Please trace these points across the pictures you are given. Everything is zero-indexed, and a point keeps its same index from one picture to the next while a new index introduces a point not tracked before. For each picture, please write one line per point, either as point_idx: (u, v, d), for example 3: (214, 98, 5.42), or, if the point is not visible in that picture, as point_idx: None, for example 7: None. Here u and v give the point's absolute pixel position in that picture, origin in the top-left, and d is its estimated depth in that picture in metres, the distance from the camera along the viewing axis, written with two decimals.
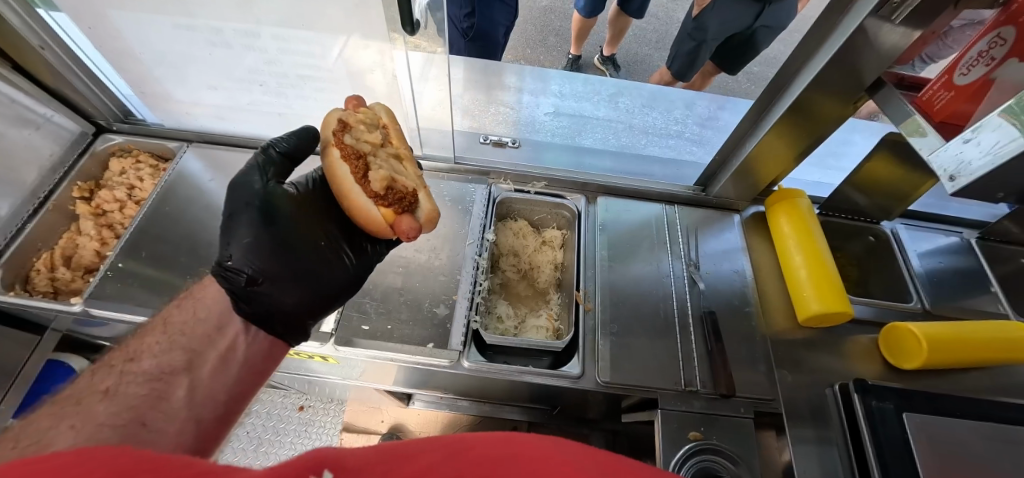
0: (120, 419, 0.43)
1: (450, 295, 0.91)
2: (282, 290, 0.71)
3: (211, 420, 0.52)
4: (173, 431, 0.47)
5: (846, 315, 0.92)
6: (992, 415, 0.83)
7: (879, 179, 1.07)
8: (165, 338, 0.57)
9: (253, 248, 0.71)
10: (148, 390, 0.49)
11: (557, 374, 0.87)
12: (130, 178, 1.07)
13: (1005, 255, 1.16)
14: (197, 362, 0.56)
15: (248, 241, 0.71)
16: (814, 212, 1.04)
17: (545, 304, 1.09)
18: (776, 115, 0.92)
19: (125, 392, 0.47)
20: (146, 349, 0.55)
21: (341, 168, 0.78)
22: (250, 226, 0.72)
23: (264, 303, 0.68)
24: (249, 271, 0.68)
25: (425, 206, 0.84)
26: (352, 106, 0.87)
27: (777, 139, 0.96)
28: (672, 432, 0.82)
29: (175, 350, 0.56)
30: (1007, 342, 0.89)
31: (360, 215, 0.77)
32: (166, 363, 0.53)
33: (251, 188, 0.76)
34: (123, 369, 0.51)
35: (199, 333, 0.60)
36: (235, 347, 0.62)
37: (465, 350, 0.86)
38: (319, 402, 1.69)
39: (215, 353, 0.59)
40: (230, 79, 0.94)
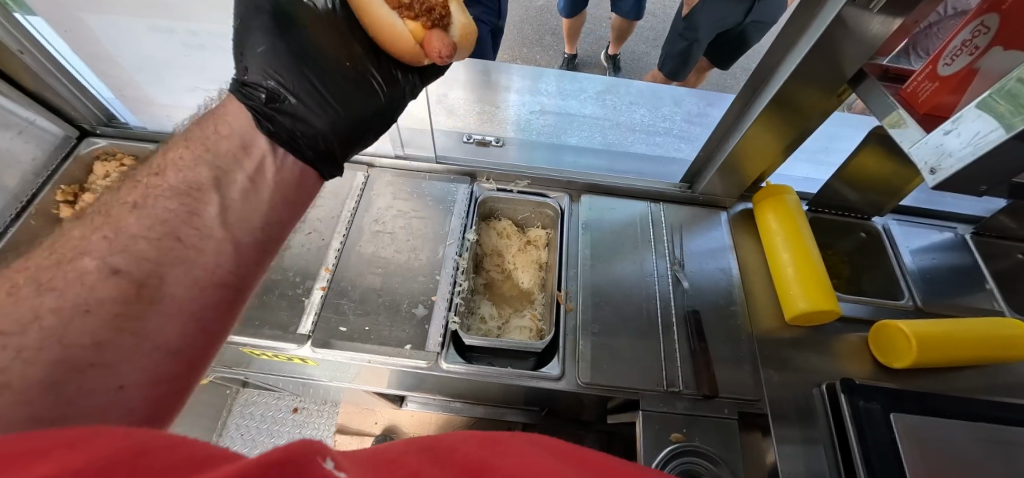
0: (154, 233, 0.48)
1: (428, 295, 0.90)
2: (302, 89, 0.67)
3: (248, 245, 0.54)
4: (209, 252, 0.51)
5: (833, 313, 0.90)
6: (982, 415, 0.81)
7: (868, 174, 1.05)
8: (190, 153, 0.55)
9: (269, 58, 0.67)
10: (178, 205, 0.51)
11: (535, 375, 0.86)
12: (113, 180, 1.07)
13: (1000, 251, 1.13)
14: (223, 180, 0.55)
15: (261, 49, 0.67)
16: (801, 209, 1.02)
17: (529, 305, 1.08)
18: (759, 109, 0.90)
19: (155, 206, 0.50)
20: (172, 164, 0.54)
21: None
22: (265, 33, 0.68)
23: (284, 110, 0.65)
24: (268, 87, 0.65)
25: (458, 19, 0.75)
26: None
27: (761, 133, 0.94)
28: (653, 433, 0.81)
29: (201, 166, 0.54)
30: (998, 339, 0.87)
31: (386, 30, 0.70)
32: (191, 179, 0.53)
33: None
34: (148, 183, 0.52)
35: (224, 150, 0.57)
36: (263, 168, 0.59)
37: (443, 351, 0.85)
38: (314, 403, 1.68)
39: (242, 174, 0.56)
40: (208, 81, 0.94)
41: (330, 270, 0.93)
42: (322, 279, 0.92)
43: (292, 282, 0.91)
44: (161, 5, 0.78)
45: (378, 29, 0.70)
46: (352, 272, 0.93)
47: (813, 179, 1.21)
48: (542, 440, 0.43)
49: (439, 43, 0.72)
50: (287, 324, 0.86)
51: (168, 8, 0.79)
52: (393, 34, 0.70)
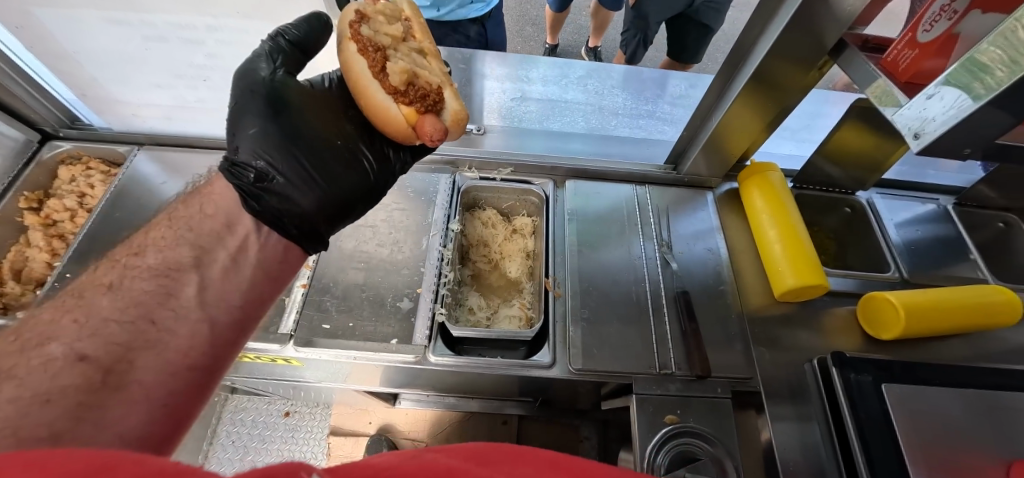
0: (128, 316, 0.49)
1: (413, 288, 0.88)
2: (289, 168, 0.68)
3: (225, 324, 0.55)
4: (184, 333, 0.51)
5: (821, 288, 0.90)
6: (971, 382, 0.81)
7: (851, 150, 1.05)
8: (171, 232, 0.58)
9: (260, 140, 0.68)
10: (156, 287, 0.52)
11: (526, 364, 0.84)
12: (80, 185, 1.03)
13: (982, 221, 1.14)
14: (205, 260, 0.57)
15: (255, 131, 0.68)
16: (786, 185, 1.02)
17: (518, 294, 1.07)
18: (740, 85, 0.89)
19: (132, 288, 0.51)
20: (153, 244, 0.57)
21: (358, 64, 0.66)
22: (258, 115, 0.69)
23: (270, 191, 0.66)
24: (257, 167, 0.66)
25: (452, 105, 0.70)
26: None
27: (743, 112, 0.94)
28: (648, 417, 0.80)
29: (182, 245, 0.57)
30: (982, 305, 0.88)
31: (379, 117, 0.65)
32: (172, 259, 0.55)
33: (258, 76, 0.72)
34: (127, 264, 0.54)
35: (207, 230, 0.60)
36: (246, 245, 0.62)
37: (430, 344, 0.83)
38: (305, 406, 1.65)
39: (224, 252, 0.59)
40: (173, 76, 0.90)
41: (310, 267, 0.90)
42: (303, 276, 0.89)
43: None
44: None
45: (371, 112, 0.66)
46: (334, 267, 0.90)
47: (797, 156, 1.20)
48: (508, 447, 0.42)
49: (432, 130, 0.67)
50: (268, 325, 0.83)
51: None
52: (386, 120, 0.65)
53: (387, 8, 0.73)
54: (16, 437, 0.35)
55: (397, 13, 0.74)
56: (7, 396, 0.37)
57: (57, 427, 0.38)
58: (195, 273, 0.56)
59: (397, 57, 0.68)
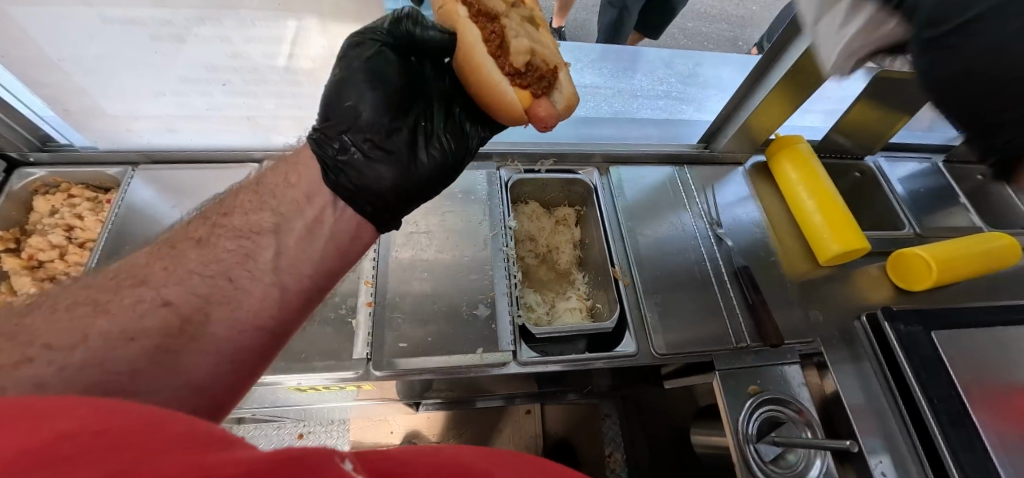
0: (209, 270, 0.43)
1: (486, 293, 0.84)
2: (376, 148, 0.58)
3: (298, 293, 0.47)
4: (258, 297, 0.44)
5: (863, 250, 0.96)
6: (995, 321, 0.92)
7: (866, 121, 1.12)
8: (257, 198, 0.50)
9: (348, 112, 0.58)
10: (236, 247, 0.45)
11: (612, 355, 0.84)
12: (64, 216, 0.88)
13: (965, 174, 1.27)
14: (285, 226, 0.49)
15: (352, 102, 0.59)
16: (814, 155, 1.07)
17: (571, 285, 1.06)
18: (789, 62, 0.90)
19: (217, 246, 0.45)
20: (240, 206, 0.49)
21: (473, 34, 0.61)
22: (350, 84, 0.59)
23: (356, 169, 0.56)
24: (343, 141, 0.57)
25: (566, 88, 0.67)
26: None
27: (786, 89, 0.95)
28: (733, 390, 0.84)
29: (264, 211, 0.49)
30: (994, 251, 0.99)
31: (496, 101, 0.62)
32: (255, 222, 0.48)
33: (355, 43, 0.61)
34: (218, 221, 0.48)
35: (289, 197, 0.51)
36: (324, 218, 0.51)
37: (517, 348, 0.80)
38: (319, 425, 1.55)
39: (301, 221, 0.50)
40: (183, 81, 0.77)
41: (370, 283, 0.84)
42: (365, 294, 0.82)
43: (333, 303, 0.82)
44: None
45: (481, 93, 0.62)
46: (397, 280, 0.84)
47: (816, 127, 1.26)
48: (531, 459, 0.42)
49: (540, 113, 0.66)
50: (340, 351, 0.77)
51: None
52: (496, 102, 0.62)
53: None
54: (99, 368, 0.34)
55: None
56: (93, 327, 0.35)
57: (137, 366, 0.36)
58: (274, 238, 0.47)
59: (507, 27, 0.65)
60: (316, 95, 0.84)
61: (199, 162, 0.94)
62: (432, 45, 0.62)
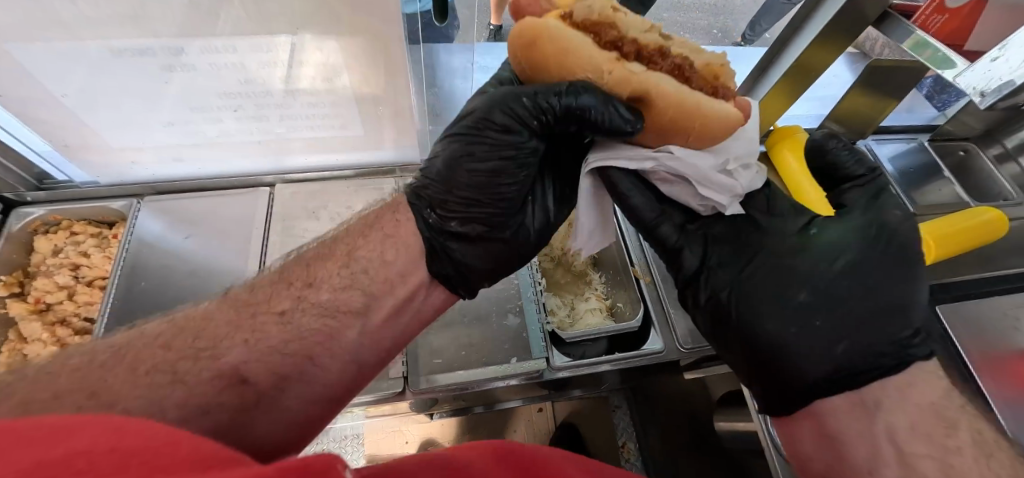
0: (290, 349, 0.48)
1: (514, 302, 0.85)
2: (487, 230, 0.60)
3: (371, 366, 0.54)
4: (334, 371, 0.51)
5: None
6: (992, 292, 0.97)
7: (859, 106, 1.16)
8: (347, 272, 0.53)
9: (471, 193, 0.58)
10: (320, 326, 0.50)
11: (641, 353, 0.86)
12: (69, 255, 0.85)
13: (950, 151, 1.33)
14: (373, 306, 0.53)
15: (477, 160, 0.57)
16: (813, 143, 1.11)
17: (588, 286, 1.07)
18: (795, 55, 0.93)
19: (302, 324, 0.49)
20: (329, 278, 0.52)
21: (669, 83, 0.57)
22: (484, 168, 0.57)
23: (453, 240, 0.58)
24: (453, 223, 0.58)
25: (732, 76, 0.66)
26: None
27: (789, 78, 0.98)
28: None
29: (353, 290, 0.53)
30: (986, 224, 1.04)
31: (727, 128, 0.60)
32: (343, 300, 0.52)
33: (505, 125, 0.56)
34: (302, 294, 0.51)
35: (382, 276, 0.54)
36: (415, 295, 0.56)
37: (550, 354, 0.81)
38: (332, 441, 1.42)
39: (392, 300, 0.54)
40: (191, 109, 0.75)
41: None
42: None
43: None
44: (128, 21, 0.60)
45: (718, 128, 0.59)
46: None
47: (811, 115, 1.29)
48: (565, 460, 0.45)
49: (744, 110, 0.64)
50: (375, 372, 0.76)
51: (143, 25, 0.61)
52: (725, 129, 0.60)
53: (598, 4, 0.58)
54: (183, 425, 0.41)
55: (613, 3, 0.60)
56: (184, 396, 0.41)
57: (218, 427, 0.43)
58: (360, 318, 0.52)
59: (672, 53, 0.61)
60: (330, 116, 0.83)
61: (209, 190, 0.92)
62: (616, 133, 0.54)
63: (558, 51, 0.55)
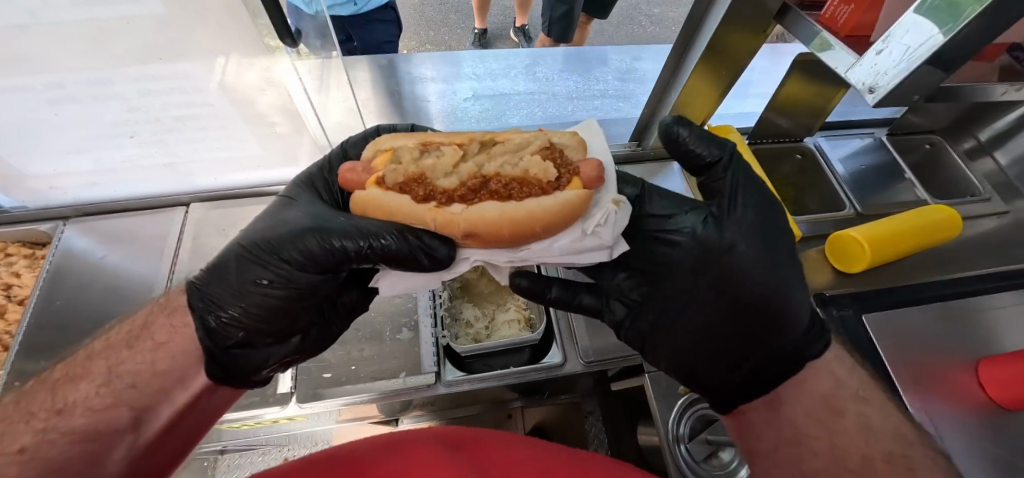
0: None
1: (409, 316, 0.85)
2: (277, 340, 0.58)
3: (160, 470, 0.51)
4: None
5: (794, 236, 0.96)
6: (931, 298, 0.91)
7: (797, 101, 1.10)
8: (107, 393, 0.47)
9: (262, 310, 0.55)
10: (77, 452, 0.44)
11: (539, 367, 0.84)
12: (1, 275, 0.91)
13: (912, 146, 1.25)
14: (144, 420, 0.48)
15: (268, 286, 0.55)
16: (744, 144, 1.06)
17: (511, 295, 1.04)
18: (698, 53, 0.90)
19: (45, 456, 0.42)
20: (81, 402, 0.46)
21: (492, 207, 0.64)
22: (279, 285, 0.56)
23: (248, 357, 0.56)
24: (234, 338, 0.54)
25: (574, 152, 0.71)
26: (361, 171, 0.66)
27: (704, 75, 0.94)
28: (663, 392, 0.83)
29: (117, 408, 0.47)
30: (932, 225, 0.97)
31: (569, 218, 0.65)
32: (101, 422, 0.46)
33: (315, 251, 0.57)
34: (47, 426, 0.44)
35: (154, 384, 0.49)
36: (199, 398, 0.53)
37: (440, 369, 0.81)
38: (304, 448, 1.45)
39: (170, 409, 0.50)
40: (92, 137, 0.79)
41: None
42: None
43: None
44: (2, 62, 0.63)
45: (561, 217, 0.64)
46: None
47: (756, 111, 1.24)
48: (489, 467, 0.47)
49: (592, 179, 0.66)
50: (264, 387, 0.78)
51: (18, 65, 0.64)
52: (568, 218, 0.65)
53: (405, 164, 0.67)
54: None
55: (421, 149, 0.69)
56: None
57: None
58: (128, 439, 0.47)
59: (492, 170, 0.68)
60: (231, 136, 0.85)
61: (132, 210, 0.97)
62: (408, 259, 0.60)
63: (384, 213, 0.64)
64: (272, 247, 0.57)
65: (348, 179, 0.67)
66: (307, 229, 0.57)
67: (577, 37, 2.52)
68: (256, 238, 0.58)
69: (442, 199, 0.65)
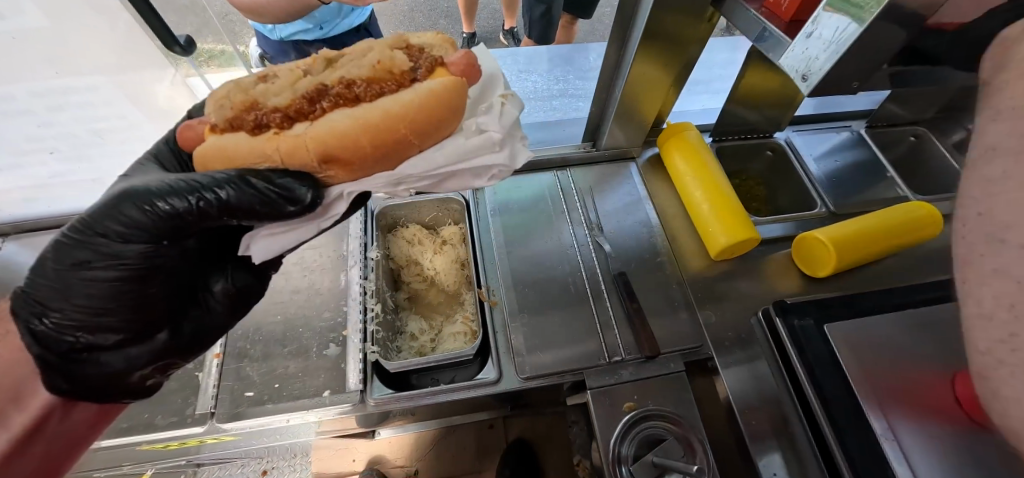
0: None
1: (338, 331, 0.81)
2: (129, 328, 0.55)
3: None
4: None
5: (754, 240, 0.89)
6: (904, 304, 0.83)
7: (758, 93, 1.03)
8: None
9: (96, 298, 0.52)
10: None
11: (473, 384, 0.79)
12: None
13: (895, 138, 1.16)
14: None
15: (94, 270, 0.51)
16: (704, 142, 1.00)
17: (460, 307, 0.99)
18: (635, 44, 0.85)
19: None
20: None
21: (339, 116, 0.56)
22: (107, 270, 0.51)
23: (98, 361, 0.56)
24: (71, 339, 0.53)
25: (429, 46, 0.65)
26: (192, 124, 0.59)
27: (650, 65, 0.89)
28: (606, 410, 0.78)
29: None
30: (906, 223, 0.89)
31: (434, 114, 0.57)
32: None
33: (136, 218, 0.50)
34: None
35: None
36: (47, 419, 0.55)
37: (366, 387, 0.77)
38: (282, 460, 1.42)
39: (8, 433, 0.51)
40: (10, 155, 0.77)
41: None
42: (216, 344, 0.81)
43: None
44: None
45: (420, 113, 0.57)
46: (251, 325, 0.83)
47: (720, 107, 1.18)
48: None
49: (459, 67, 0.61)
50: (184, 408, 0.75)
51: None
52: (434, 113, 0.57)
53: (237, 98, 0.59)
54: None
55: (254, 79, 0.61)
56: None
57: None
58: None
59: (335, 78, 0.59)
60: None
61: None
62: (256, 214, 0.53)
63: (224, 155, 0.56)
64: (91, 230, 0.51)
65: (185, 138, 0.59)
66: (124, 197, 0.49)
67: (561, 37, 2.46)
68: (78, 219, 0.52)
69: (281, 124, 0.57)
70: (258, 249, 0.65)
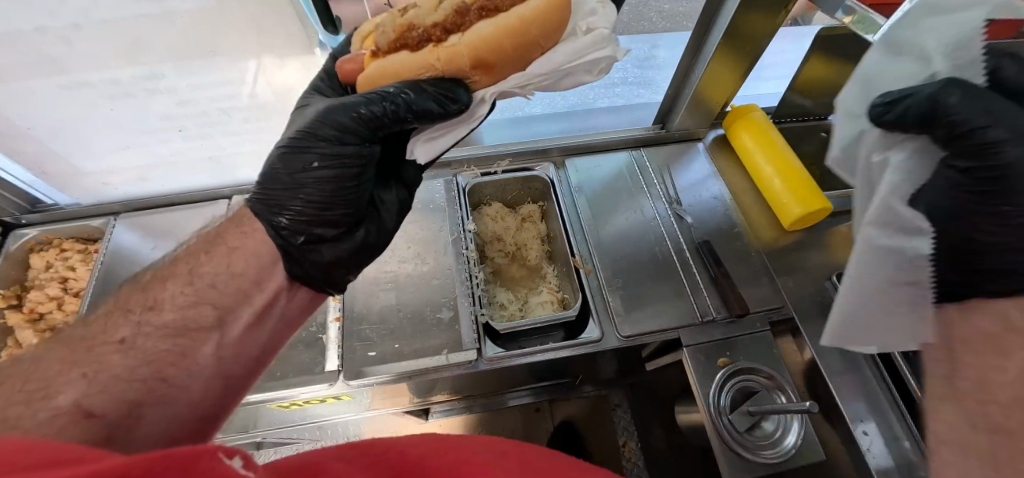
0: (138, 374, 0.41)
1: (448, 296, 0.87)
2: (345, 222, 0.58)
3: (240, 374, 0.49)
4: (198, 388, 0.45)
5: (826, 210, 0.95)
6: None
7: (816, 79, 1.10)
8: (192, 290, 0.48)
9: (320, 191, 0.56)
10: (172, 345, 0.44)
11: (576, 343, 0.85)
12: (59, 269, 0.96)
13: None
14: (229, 317, 0.48)
15: (316, 169, 0.56)
16: (770, 121, 1.06)
17: (542, 280, 1.06)
18: (717, 36, 0.91)
19: (147, 348, 0.43)
20: (170, 295, 0.47)
21: (485, 27, 0.56)
22: (327, 166, 0.56)
23: (320, 253, 0.56)
24: (298, 229, 0.55)
25: None
26: (355, 59, 0.61)
27: (724, 60, 0.95)
28: (701, 364, 0.84)
29: (200, 305, 0.47)
30: None
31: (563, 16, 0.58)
32: (191, 318, 0.46)
33: (348, 121, 0.56)
34: (141, 318, 0.45)
35: (232, 285, 0.50)
36: (276, 300, 0.53)
37: (481, 345, 0.83)
38: None
39: (249, 310, 0.50)
40: (143, 133, 0.83)
41: (339, 299, 0.88)
42: (334, 310, 0.87)
43: None
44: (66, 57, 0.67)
45: (555, 15, 0.57)
46: (364, 292, 0.88)
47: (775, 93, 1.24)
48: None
49: None
50: (313, 366, 0.81)
51: (76, 62, 0.68)
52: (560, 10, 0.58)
53: (388, 25, 0.59)
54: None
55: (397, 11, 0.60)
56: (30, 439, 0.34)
57: None
58: (214, 333, 0.47)
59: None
60: (272, 128, 0.89)
61: (175, 206, 1.00)
62: (440, 105, 0.58)
63: (393, 74, 0.58)
64: (314, 136, 0.56)
65: (348, 70, 0.62)
66: (337, 106, 0.56)
67: None
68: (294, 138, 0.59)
69: (437, 37, 0.58)
70: (420, 154, 0.68)
